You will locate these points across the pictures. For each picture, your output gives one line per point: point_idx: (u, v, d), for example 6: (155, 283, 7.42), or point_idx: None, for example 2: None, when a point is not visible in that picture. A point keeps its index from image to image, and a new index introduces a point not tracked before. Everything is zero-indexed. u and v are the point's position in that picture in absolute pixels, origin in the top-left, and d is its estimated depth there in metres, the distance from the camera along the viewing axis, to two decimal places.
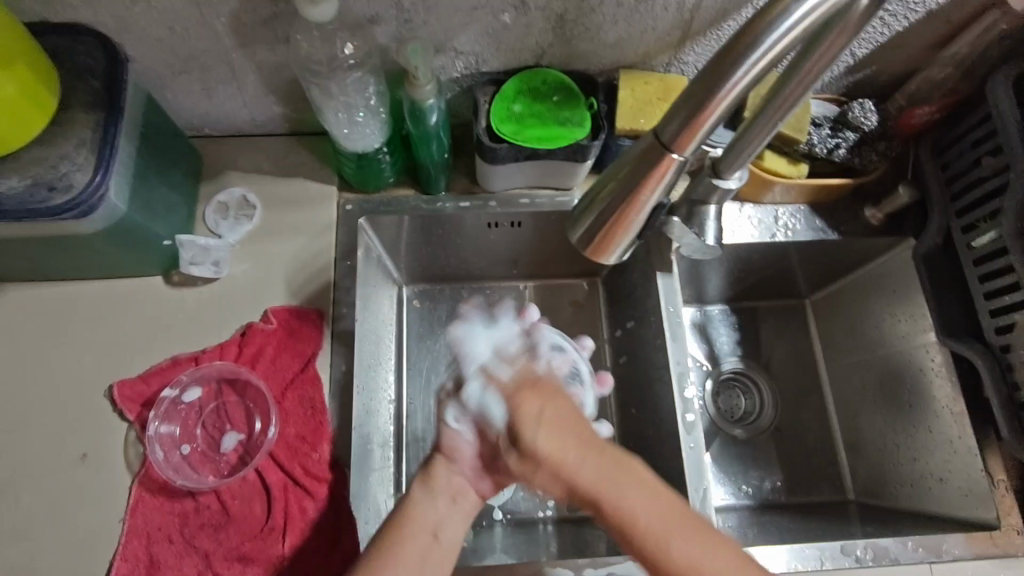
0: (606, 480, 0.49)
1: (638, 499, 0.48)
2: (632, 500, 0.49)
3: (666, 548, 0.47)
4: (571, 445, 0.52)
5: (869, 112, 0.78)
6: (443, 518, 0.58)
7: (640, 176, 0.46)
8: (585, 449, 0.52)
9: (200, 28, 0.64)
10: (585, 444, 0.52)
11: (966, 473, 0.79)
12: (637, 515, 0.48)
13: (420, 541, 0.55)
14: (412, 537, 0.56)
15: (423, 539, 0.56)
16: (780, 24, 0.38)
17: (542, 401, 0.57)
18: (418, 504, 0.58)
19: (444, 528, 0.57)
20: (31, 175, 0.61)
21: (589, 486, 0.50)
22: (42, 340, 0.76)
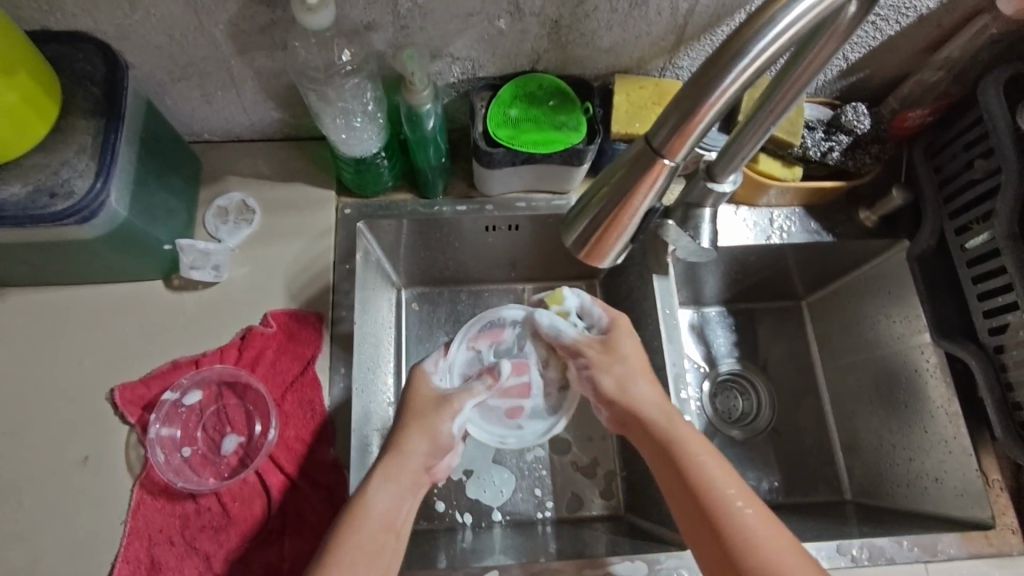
0: (668, 414, 0.68)
1: (690, 437, 0.66)
2: (686, 440, 0.65)
3: (702, 474, 0.62)
4: (648, 389, 0.71)
5: (862, 115, 0.79)
6: (397, 511, 0.64)
7: (633, 181, 0.46)
8: (659, 402, 0.69)
9: (199, 35, 0.65)
10: (654, 383, 0.72)
11: (960, 473, 0.80)
12: (692, 451, 0.64)
13: (373, 535, 0.62)
14: (365, 533, 0.61)
15: (378, 534, 0.62)
16: (769, 32, 0.38)
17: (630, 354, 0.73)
18: (375, 500, 0.64)
19: (398, 521, 0.64)
20: (32, 181, 0.61)
21: (652, 413, 0.69)
22: (43, 345, 0.76)
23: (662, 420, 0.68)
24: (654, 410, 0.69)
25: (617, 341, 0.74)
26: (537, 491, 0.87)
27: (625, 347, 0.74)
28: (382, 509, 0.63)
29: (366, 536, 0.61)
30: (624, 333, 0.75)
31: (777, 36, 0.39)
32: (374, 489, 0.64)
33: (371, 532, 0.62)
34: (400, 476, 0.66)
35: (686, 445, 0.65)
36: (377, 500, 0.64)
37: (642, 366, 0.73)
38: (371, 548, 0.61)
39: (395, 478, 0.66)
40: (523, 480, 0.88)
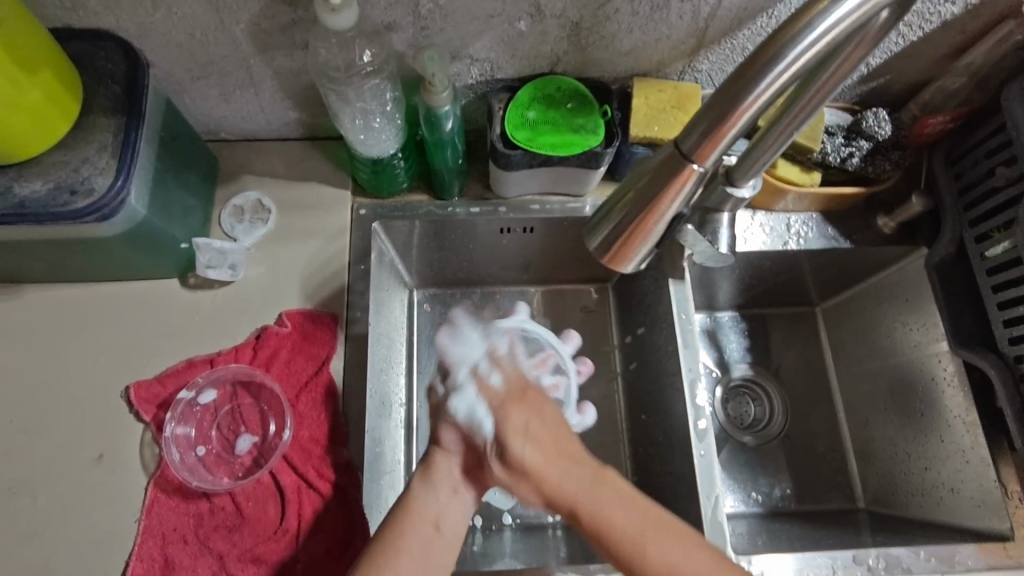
0: (589, 496, 0.59)
1: (624, 518, 0.57)
2: (618, 518, 0.57)
3: (628, 541, 0.56)
4: (553, 454, 0.62)
5: (882, 121, 0.78)
6: (446, 509, 0.63)
7: (661, 185, 0.46)
8: (568, 461, 0.61)
9: (220, 34, 0.65)
10: (575, 462, 0.61)
11: (978, 483, 0.79)
12: (610, 525, 0.57)
13: (421, 531, 0.60)
14: (413, 530, 0.60)
15: (426, 531, 0.60)
16: (804, 37, 0.38)
17: (529, 412, 0.67)
18: (419, 498, 0.63)
19: (444, 520, 0.62)
20: (53, 179, 0.61)
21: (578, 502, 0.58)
22: (58, 341, 0.76)
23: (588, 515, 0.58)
24: (582, 498, 0.59)
25: (513, 416, 0.66)
26: None
27: (515, 433, 0.64)
28: (423, 504, 0.62)
29: (416, 538, 0.60)
30: (512, 406, 0.67)
31: (815, 41, 0.38)
32: (420, 489, 0.64)
33: (420, 531, 0.60)
34: (437, 476, 0.65)
35: (619, 527, 0.57)
36: (419, 498, 0.63)
37: (548, 440, 0.63)
38: (420, 547, 0.59)
39: (434, 477, 0.64)
40: None
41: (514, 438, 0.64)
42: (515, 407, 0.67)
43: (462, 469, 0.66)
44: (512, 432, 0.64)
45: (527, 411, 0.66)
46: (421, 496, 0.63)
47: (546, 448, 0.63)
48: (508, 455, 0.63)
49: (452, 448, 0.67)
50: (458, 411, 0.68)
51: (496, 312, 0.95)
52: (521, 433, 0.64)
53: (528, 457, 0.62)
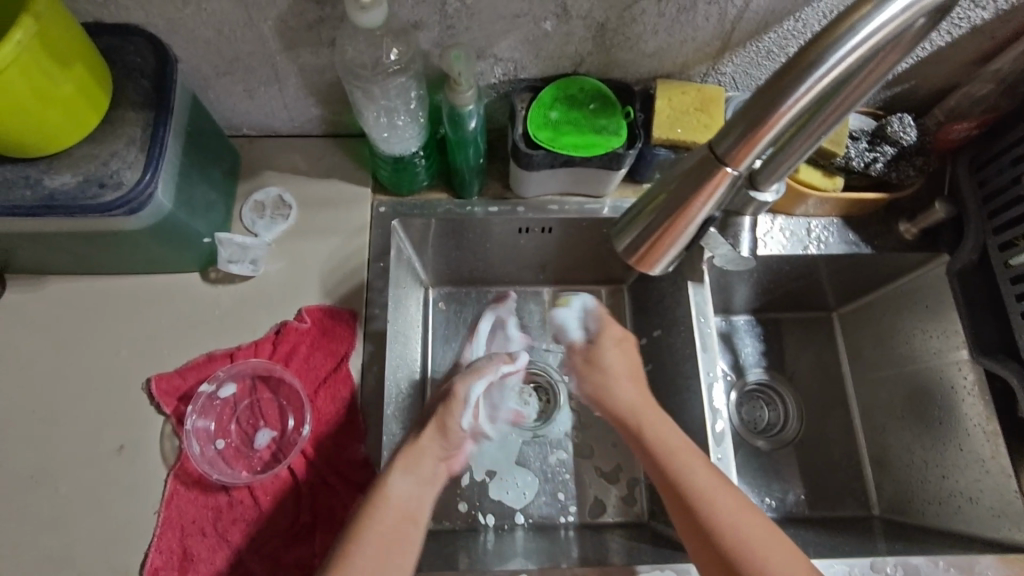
0: (649, 419, 0.75)
1: (669, 439, 0.72)
2: (666, 442, 0.71)
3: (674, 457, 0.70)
4: (627, 380, 0.81)
5: (908, 127, 0.78)
6: (417, 496, 0.69)
7: (693, 188, 0.46)
8: (639, 387, 0.80)
9: (247, 30, 0.65)
10: (642, 395, 0.79)
11: (998, 493, 0.78)
12: (659, 439, 0.72)
13: (394, 520, 0.65)
14: (384, 513, 0.66)
15: (400, 523, 0.65)
16: (848, 40, 0.38)
17: (622, 346, 0.84)
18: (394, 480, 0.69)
19: (413, 506, 0.68)
20: (82, 172, 0.62)
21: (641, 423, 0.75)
22: (80, 332, 0.77)
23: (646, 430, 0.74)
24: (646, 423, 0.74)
25: (608, 351, 0.84)
26: (561, 495, 0.87)
27: (609, 347, 0.84)
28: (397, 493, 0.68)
29: (393, 522, 0.65)
30: (609, 342, 0.84)
31: (859, 44, 0.38)
32: (394, 478, 0.69)
33: (395, 516, 0.66)
34: (418, 469, 0.70)
35: (665, 444, 0.71)
36: (397, 487, 0.68)
37: (634, 379, 0.81)
38: (395, 534, 0.64)
39: (416, 468, 0.70)
40: (547, 484, 0.87)
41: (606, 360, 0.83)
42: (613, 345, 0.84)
43: (441, 463, 0.74)
44: (614, 353, 0.84)
45: (620, 343, 0.84)
46: (395, 484, 0.68)
47: (634, 381, 0.81)
48: (596, 369, 0.84)
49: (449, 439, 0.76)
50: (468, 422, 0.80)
51: (510, 311, 0.95)
52: (615, 363, 0.82)
53: (609, 364, 0.83)
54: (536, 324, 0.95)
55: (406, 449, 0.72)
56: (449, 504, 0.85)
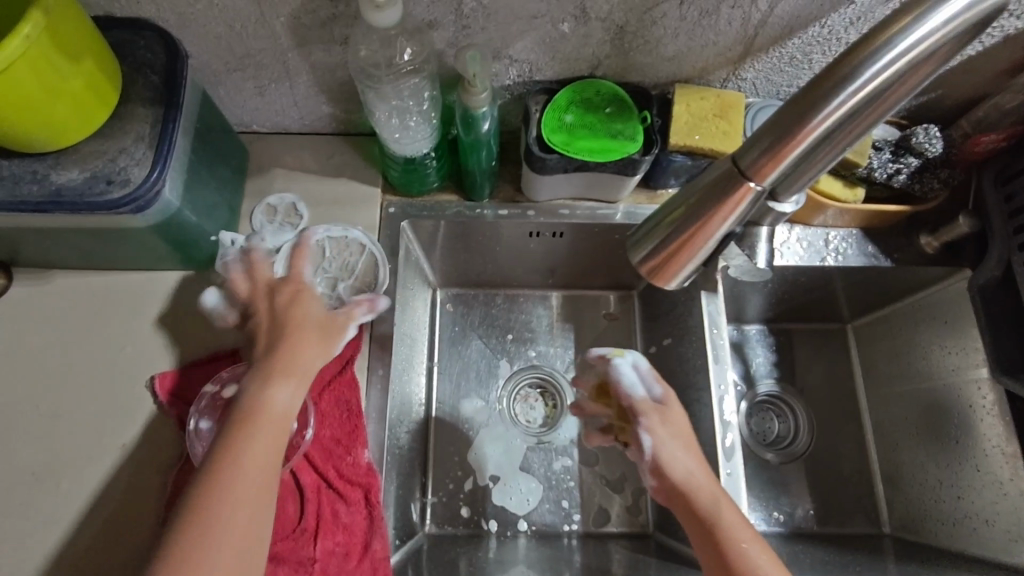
0: (709, 487, 0.61)
1: (735, 524, 0.58)
2: (733, 526, 0.58)
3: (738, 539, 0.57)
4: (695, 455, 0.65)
5: (934, 138, 0.75)
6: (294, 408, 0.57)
7: (713, 204, 0.44)
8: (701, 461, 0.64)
9: (259, 27, 0.64)
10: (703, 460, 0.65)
11: (1016, 517, 0.75)
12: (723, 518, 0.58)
13: (275, 433, 0.55)
14: (261, 429, 0.54)
15: (275, 432, 0.55)
16: (882, 56, 0.36)
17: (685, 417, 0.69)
18: (261, 396, 0.56)
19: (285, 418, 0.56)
20: (90, 168, 0.61)
21: (695, 484, 0.62)
22: (86, 328, 0.77)
23: (704, 499, 0.60)
24: (703, 488, 0.61)
25: (676, 413, 0.68)
26: (565, 503, 0.86)
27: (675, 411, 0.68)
28: (268, 411, 0.56)
29: (270, 437, 0.55)
30: (674, 407, 0.68)
31: (894, 59, 0.36)
32: (273, 388, 0.57)
33: (278, 430, 0.55)
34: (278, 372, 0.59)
35: (728, 521, 0.58)
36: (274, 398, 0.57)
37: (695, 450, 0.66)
38: (269, 444, 0.54)
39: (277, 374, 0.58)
40: (551, 491, 0.86)
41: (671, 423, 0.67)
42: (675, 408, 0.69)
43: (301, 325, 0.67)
44: (677, 417, 0.68)
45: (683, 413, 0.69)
46: (275, 397, 0.57)
47: (690, 447, 0.65)
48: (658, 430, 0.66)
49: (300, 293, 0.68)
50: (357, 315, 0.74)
51: (517, 315, 0.94)
52: (677, 427, 0.67)
53: (678, 426, 0.67)
54: (544, 329, 0.93)
55: (276, 357, 0.60)
56: (451, 509, 0.84)
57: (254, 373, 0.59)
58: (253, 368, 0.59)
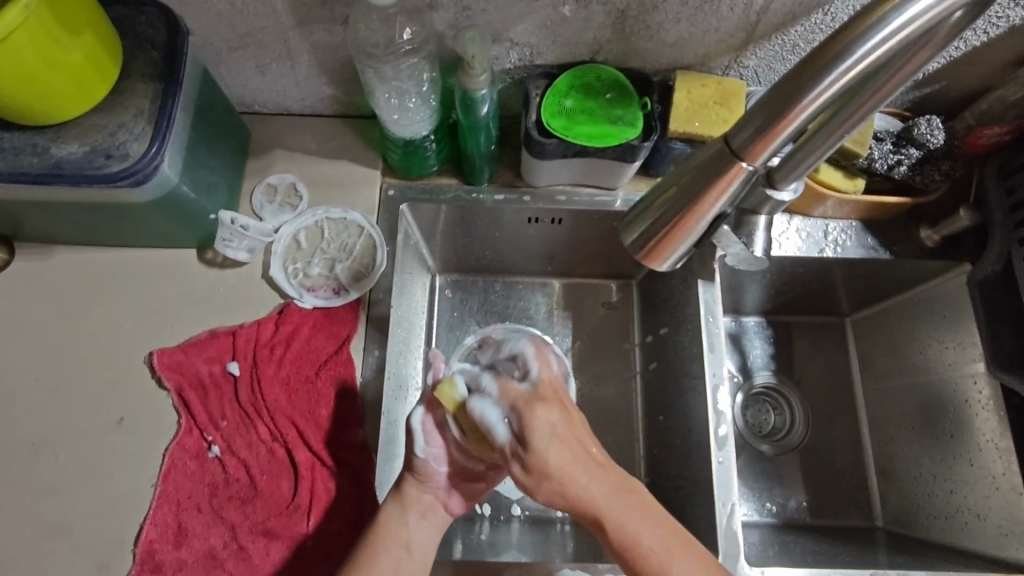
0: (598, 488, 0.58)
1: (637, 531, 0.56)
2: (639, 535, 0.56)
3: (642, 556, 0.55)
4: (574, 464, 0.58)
5: (935, 129, 0.75)
6: (422, 535, 0.66)
7: (705, 184, 0.45)
8: (592, 469, 0.58)
9: (260, 5, 0.64)
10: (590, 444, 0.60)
11: (1007, 511, 0.76)
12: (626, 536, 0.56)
13: (392, 553, 0.64)
14: (386, 549, 0.64)
15: (396, 552, 0.64)
16: (874, 34, 0.36)
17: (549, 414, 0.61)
18: (390, 520, 0.65)
19: (415, 542, 0.65)
20: (90, 142, 0.62)
21: (586, 492, 0.57)
22: (87, 303, 0.77)
23: (599, 507, 0.57)
24: (594, 492, 0.57)
25: (531, 415, 0.60)
26: None
27: (543, 430, 0.60)
28: (392, 529, 0.65)
29: (385, 552, 0.64)
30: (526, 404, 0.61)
31: (887, 38, 0.36)
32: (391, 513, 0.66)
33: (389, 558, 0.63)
34: (409, 500, 0.67)
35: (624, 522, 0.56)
36: (388, 522, 0.65)
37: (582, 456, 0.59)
38: (391, 565, 0.63)
39: (406, 502, 0.67)
40: None
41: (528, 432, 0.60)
42: (540, 405, 0.61)
43: (431, 495, 0.68)
44: (539, 425, 0.60)
45: (542, 409, 0.61)
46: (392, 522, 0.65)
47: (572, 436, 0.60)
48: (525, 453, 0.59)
49: (425, 477, 0.68)
50: (316, 299, 0.77)
51: (515, 301, 0.94)
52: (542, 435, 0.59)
53: (551, 452, 0.58)
54: (542, 316, 0.93)
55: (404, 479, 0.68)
56: None
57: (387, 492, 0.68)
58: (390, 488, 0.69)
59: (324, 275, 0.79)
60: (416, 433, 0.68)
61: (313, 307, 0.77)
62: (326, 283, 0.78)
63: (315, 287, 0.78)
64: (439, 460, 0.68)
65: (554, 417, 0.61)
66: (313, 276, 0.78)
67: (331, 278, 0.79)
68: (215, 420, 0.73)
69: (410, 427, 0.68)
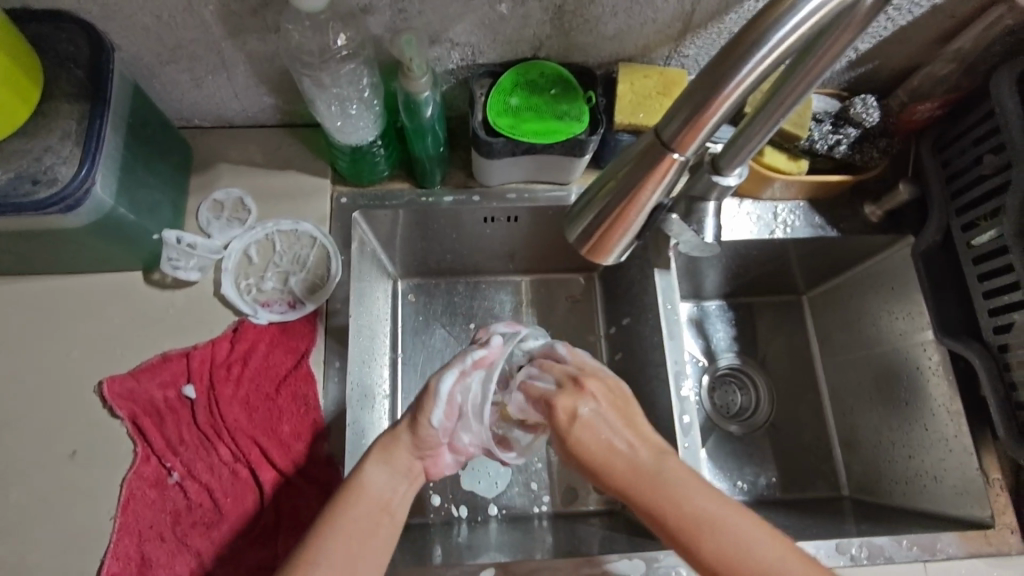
0: (654, 471, 0.56)
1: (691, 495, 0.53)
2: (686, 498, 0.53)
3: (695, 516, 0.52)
4: (612, 435, 0.59)
5: (871, 108, 0.78)
6: (398, 497, 0.62)
7: (642, 175, 0.46)
8: (626, 435, 0.59)
9: (188, 17, 0.63)
10: (639, 430, 0.60)
11: (961, 471, 0.78)
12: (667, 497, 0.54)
13: (370, 515, 0.59)
14: (359, 511, 0.59)
15: (373, 513, 0.59)
16: (786, 22, 0.38)
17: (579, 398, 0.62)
18: (368, 478, 0.61)
19: (393, 502, 0.61)
20: (14, 168, 0.60)
21: (628, 468, 0.57)
22: (30, 334, 0.74)
23: (645, 483, 0.55)
24: (632, 467, 0.57)
25: (566, 402, 0.62)
26: (534, 485, 0.86)
27: (574, 412, 0.61)
28: (376, 489, 0.61)
29: (363, 515, 0.58)
30: (562, 394, 0.62)
31: (798, 25, 0.38)
32: (370, 469, 0.62)
33: (360, 519, 0.58)
34: (397, 460, 0.63)
35: (690, 502, 0.53)
36: (372, 479, 0.61)
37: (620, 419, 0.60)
38: (367, 529, 0.58)
39: (394, 462, 0.63)
40: (519, 474, 0.87)
41: (574, 430, 0.60)
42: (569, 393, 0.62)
43: (421, 460, 0.65)
44: (570, 399, 0.62)
45: (583, 400, 0.62)
46: (371, 480, 0.61)
47: (618, 420, 0.60)
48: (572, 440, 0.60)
49: (423, 444, 0.65)
50: (272, 314, 0.76)
51: (479, 300, 0.93)
52: (586, 414, 0.61)
53: (582, 425, 0.60)
54: (507, 314, 0.93)
55: (392, 431, 0.65)
56: (421, 499, 0.84)
57: (373, 448, 0.64)
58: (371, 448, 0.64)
59: (281, 289, 0.77)
60: (439, 400, 0.65)
61: (268, 322, 0.75)
62: (282, 295, 0.77)
63: (271, 302, 0.76)
64: (447, 432, 0.66)
65: (596, 406, 0.62)
66: (270, 291, 0.77)
67: (287, 292, 0.77)
68: (173, 446, 0.71)
69: (435, 392, 0.65)
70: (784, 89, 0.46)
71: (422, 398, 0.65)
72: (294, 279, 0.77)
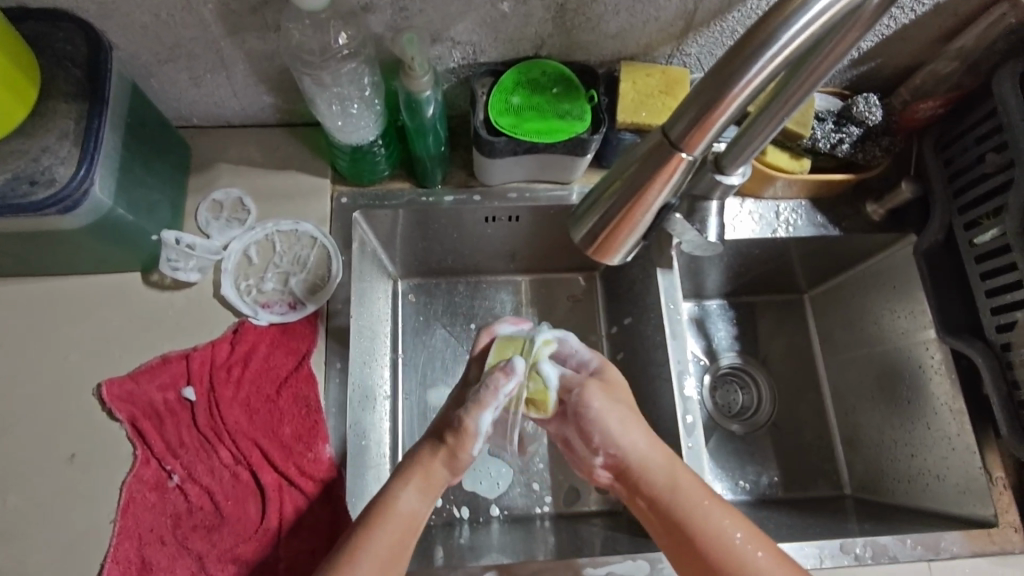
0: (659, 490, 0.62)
1: (692, 508, 0.60)
2: (687, 513, 0.60)
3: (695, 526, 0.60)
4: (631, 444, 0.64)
5: (873, 107, 0.78)
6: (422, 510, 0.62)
7: (649, 175, 0.46)
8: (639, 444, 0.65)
9: (187, 15, 0.62)
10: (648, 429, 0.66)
11: (964, 470, 0.78)
12: (674, 507, 0.61)
13: (400, 532, 0.60)
14: (390, 531, 0.59)
15: (403, 531, 0.60)
16: (796, 20, 0.37)
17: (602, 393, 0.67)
18: (396, 498, 0.61)
19: (420, 518, 0.61)
20: (11, 169, 0.59)
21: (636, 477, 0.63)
22: (27, 336, 0.74)
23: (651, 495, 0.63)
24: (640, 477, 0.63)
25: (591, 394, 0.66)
26: (536, 485, 0.86)
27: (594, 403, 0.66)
28: (405, 508, 0.61)
29: (395, 534, 0.59)
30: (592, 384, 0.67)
31: (808, 23, 0.37)
32: (400, 489, 0.62)
33: (390, 538, 0.59)
34: (429, 478, 0.63)
35: (690, 513, 0.60)
36: (402, 500, 0.61)
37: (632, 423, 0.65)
38: (397, 548, 0.59)
39: (426, 481, 0.63)
40: (521, 475, 0.86)
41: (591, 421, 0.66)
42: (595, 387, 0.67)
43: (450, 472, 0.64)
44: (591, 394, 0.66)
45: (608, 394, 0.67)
46: (400, 499, 0.61)
47: (629, 424, 0.65)
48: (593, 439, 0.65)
49: (456, 463, 0.64)
50: (273, 315, 0.75)
51: (480, 300, 0.93)
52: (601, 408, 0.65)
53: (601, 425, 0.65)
54: (508, 314, 0.92)
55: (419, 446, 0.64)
56: None
57: (401, 464, 0.64)
58: (399, 465, 0.64)
59: (281, 290, 0.76)
60: (479, 436, 0.63)
61: (269, 324, 0.75)
62: (282, 295, 0.76)
63: (271, 303, 0.76)
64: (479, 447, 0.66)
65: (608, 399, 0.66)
66: (270, 292, 0.76)
67: (287, 293, 0.76)
68: (174, 448, 0.70)
69: (475, 430, 0.62)
70: (789, 88, 0.46)
71: (461, 434, 0.62)
72: (294, 280, 0.76)
